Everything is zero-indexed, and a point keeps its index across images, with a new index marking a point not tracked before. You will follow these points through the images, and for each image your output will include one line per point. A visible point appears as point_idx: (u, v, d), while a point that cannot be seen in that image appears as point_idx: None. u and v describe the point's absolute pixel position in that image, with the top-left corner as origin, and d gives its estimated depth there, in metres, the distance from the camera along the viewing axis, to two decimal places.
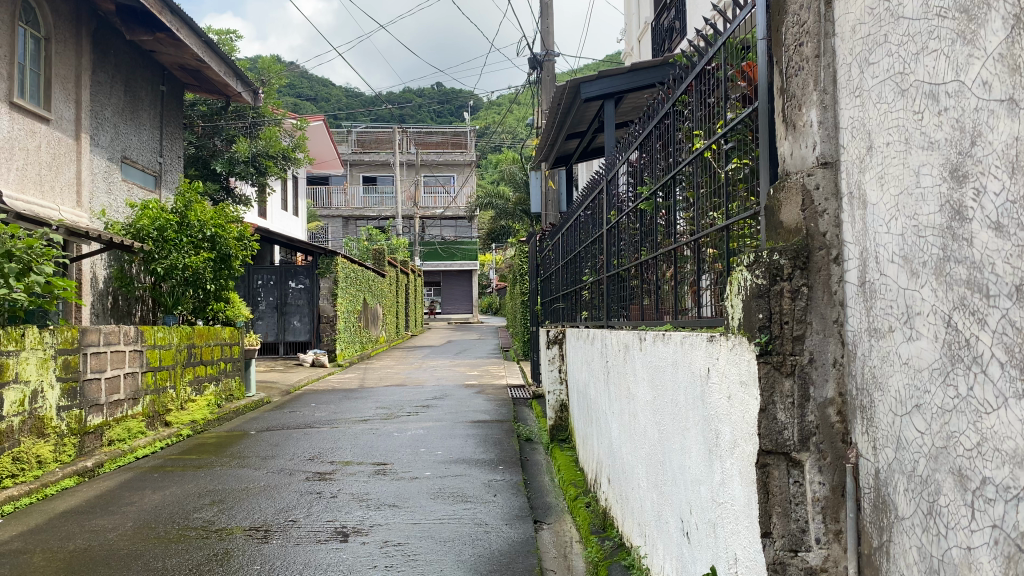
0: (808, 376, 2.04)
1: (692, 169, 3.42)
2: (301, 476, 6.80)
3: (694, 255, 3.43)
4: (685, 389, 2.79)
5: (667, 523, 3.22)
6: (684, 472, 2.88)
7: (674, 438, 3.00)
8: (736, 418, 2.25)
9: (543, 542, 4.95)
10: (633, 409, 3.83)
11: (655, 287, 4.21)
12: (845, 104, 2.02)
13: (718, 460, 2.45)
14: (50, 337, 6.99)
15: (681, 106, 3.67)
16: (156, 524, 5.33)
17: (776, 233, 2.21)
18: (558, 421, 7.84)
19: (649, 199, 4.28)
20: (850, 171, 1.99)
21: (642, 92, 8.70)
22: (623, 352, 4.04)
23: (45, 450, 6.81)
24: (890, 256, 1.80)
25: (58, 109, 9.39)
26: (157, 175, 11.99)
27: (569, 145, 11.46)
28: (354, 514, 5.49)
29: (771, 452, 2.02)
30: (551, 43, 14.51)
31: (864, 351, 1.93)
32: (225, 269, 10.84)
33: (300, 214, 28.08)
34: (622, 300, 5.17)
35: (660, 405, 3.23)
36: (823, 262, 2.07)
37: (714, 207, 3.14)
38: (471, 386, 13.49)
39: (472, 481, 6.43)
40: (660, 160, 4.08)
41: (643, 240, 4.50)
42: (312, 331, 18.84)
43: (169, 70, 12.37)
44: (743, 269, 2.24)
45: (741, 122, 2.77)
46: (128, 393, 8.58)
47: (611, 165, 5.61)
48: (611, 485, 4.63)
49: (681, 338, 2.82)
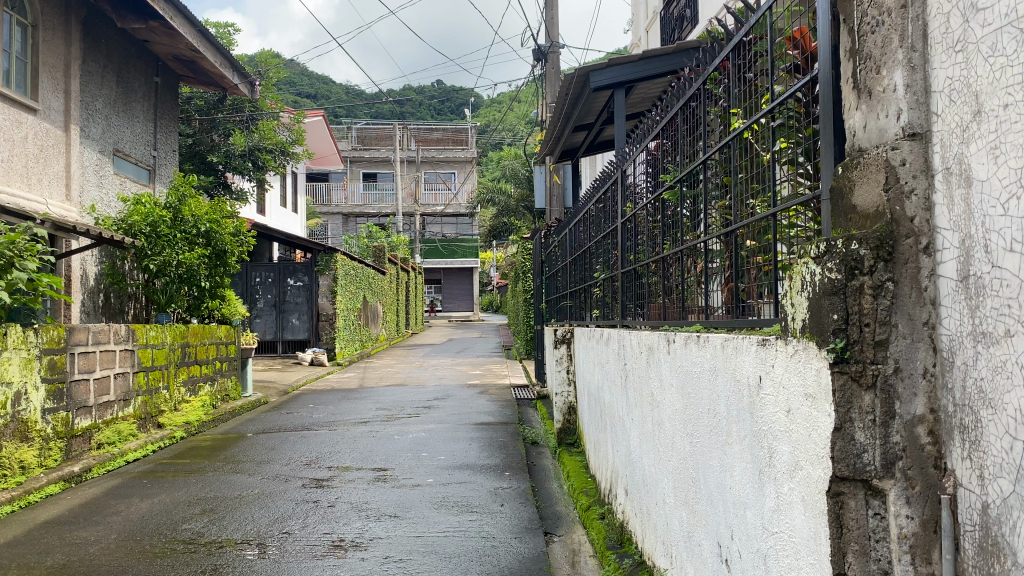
0: (893, 390, 1.70)
1: (728, 152, 3.07)
2: (297, 483, 6.48)
3: (728, 250, 3.10)
4: (728, 399, 2.46)
5: (701, 546, 2.89)
6: (725, 493, 2.55)
7: (712, 454, 2.67)
8: (798, 437, 1.93)
9: (554, 556, 4.62)
10: (657, 417, 3.50)
11: (679, 285, 3.86)
12: (939, 63, 1.69)
13: (771, 483, 2.13)
14: (34, 337, 6.65)
15: (711, 85, 3.33)
16: (141, 537, 5.00)
17: (848, 219, 1.89)
18: (566, 423, 7.50)
19: (672, 187, 3.93)
20: (947, 143, 1.67)
21: (653, 81, 8.40)
22: (646, 355, 3.72)
23: (30, 454, 6.48)
24: (1008, 244, 1.47)
25: (46, 99, 9.05)
26: (150, 169, 11.67)
27: (576, 138, 11.13)
28: (353, 525, 5.17)
29: (848, 479, 1.70)
30: (556, 35, 14.18)
31: (966, 359, 1.60)
32: (221, 266, 10.46)
33: (299, 211, 27.73)
34: (639, 299, 4.83)
35: (691, 415, 2.91)
36: (910, 252, 1.73)
37: (754, 194, 2.81)
38: (473, 387, 13.13)
39: (477, 489, 6.10)
40: (686, 145, 3.74)
41: (665, 234, 4.16)
42: (310, 328, 18.53)
43: (164, 61, 12.07)
44: (809, 261, 1.92)
45: (791, 96, 2.43)
46: (118, 394, 8.24)
47: (625, 154, 5.26)
48: (628, 497, 4.32)
49: (722, 342, 2.49)
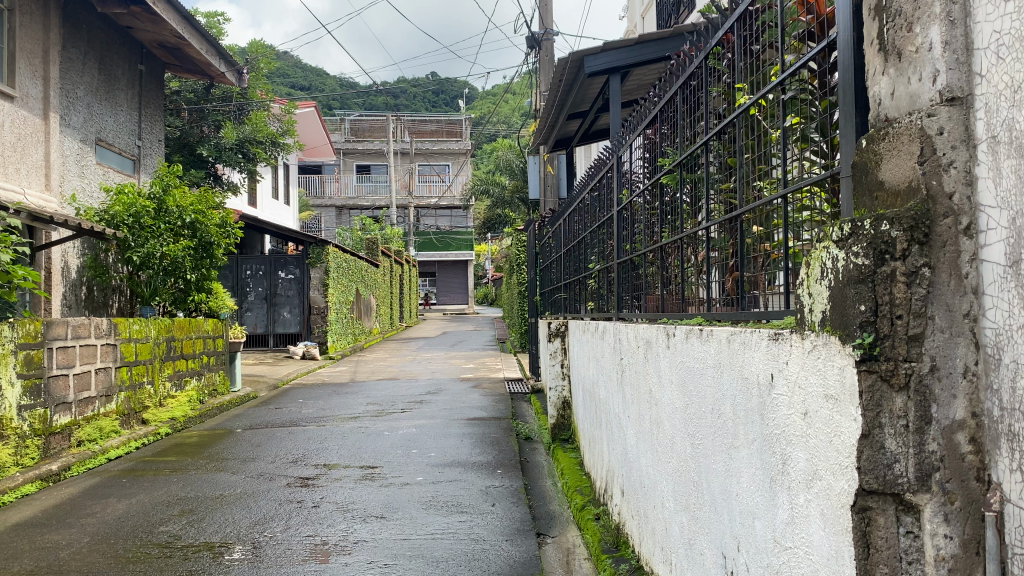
0: (928, 391, 1.49)
1: (733, 132, 2.85)
2: (281, 482, 6.26)
3: (732, 238, 2.89)
4: (735, 399, 2.25)
5: (703, 555, 2.68)
6: (731, 501, 2.33)
7: (715, 458, 2.46)
8: (816, 443, 1.72)
9: (547, 559, 4.41)
10: (656, 416, 3.28)
11: (678, 274, 3.63)
12: (984, 16, 1.48)
13: (783, 492, 1.92)
14: (9, 331, 6.40)
15: (714, 61, 3.09)
16: (115, 540, 4.78)
17: (872, 198, 1.68)
18: (560, 419, 7.31)
19: (671, 171, 3.70)
20: (995, 107, 1.45)
21: (650, 65, 8.20)
22: (643, 350, 3.50)
23: (5, 452, 6.25)
24: None
25: (23, 86, 8.79)
26: (135, 159, 11.43)
27: (570, 125, 10.93)
28: (337, 527, 4.96)
29: (876, 493, 1.50)
30: (550, 22, 13.94)
31: (1016, 357, 1.39)
32: (207, 258, 10.27)
33: (291, 204, 27.46)
34: (635, 291, 4.62)
35: (692, 416, 2.70)
36: (949, 234, 1.51)
37: (760, 175, 2.60)
38: (466, 380, 12.95)
39: (468, 488, 5.90)
40: (685, 127, 3.52)
41: (662, 222, 3.93)
42: (302, 322, 18.26)
43: (148, 49, 11.78)
44: (829, 246, 1.71)
45: (805, 66, 2.22)
46: (100, 390, 8.00)
47: (620, 139, 5.03)
48: (625, 498, 4.10)
49: (728, 335, 2.29)
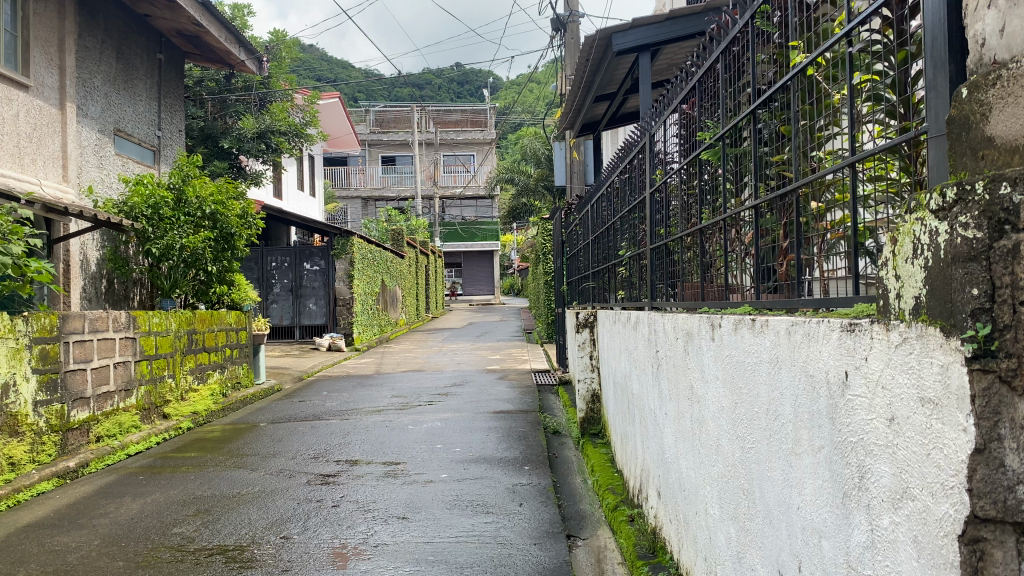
0: None
1: (785, 96, 2.54)
2: (301, 479, 6.04)
3: (782, 217, 2.58)
4: (798, 398, 1.96)
5: (755, 571, 2.38)
6: (791, 513, 2.04)
7: (772, 465, 2.17)
8: (906, 455, 1.43)
9: (578, 564, 4.14)
10: (699, 417, 2.97)
11: (719, 261, 3.34)
12: None
13: (860, 510, 1.63)
14: (23, 325, 6.22)
15: (762, 22, 2.78)
16: (126, 543, 4.58)
17: (978, 158, 1.39)
18: (590, 413, 7.01)
19: (712, 146, 3.38)
20: None
21: (681, 41, 7.87)
22: (682, 341, 3.21)
23: (20, 450, 6.07)
24: None
25: (38, 75, 8.63)
26: (155, 150, 11.29)
27: (596, 108, 10.65)
28: (357, 529, 4.72)
29: (993, 521, 1.22)
30: (575, 4, 13.61)
31: None
32: (228, 249, 10.03)
33: (317, 195, 27.39)
34: (670, 277, 4.32)
35: (743, 418, 2.41)
36: None
37: (820, 143, 2.30)
38: (492, 372, 12.68)
39: (494, 486, 5.64)
40: (726, 96, 3.20)
41: (702, 203, 3.61)
42: (327, 314, 18.12)
43: (167, 38, 11.63)
44: (922, 219, 1.40)
45: (875, 13, 1.89)
46: (119, 384, 7.82)
47: (653, 116, 4.70)
48: (661, 501, 3.83)
49: (788, 327, 2.00)
